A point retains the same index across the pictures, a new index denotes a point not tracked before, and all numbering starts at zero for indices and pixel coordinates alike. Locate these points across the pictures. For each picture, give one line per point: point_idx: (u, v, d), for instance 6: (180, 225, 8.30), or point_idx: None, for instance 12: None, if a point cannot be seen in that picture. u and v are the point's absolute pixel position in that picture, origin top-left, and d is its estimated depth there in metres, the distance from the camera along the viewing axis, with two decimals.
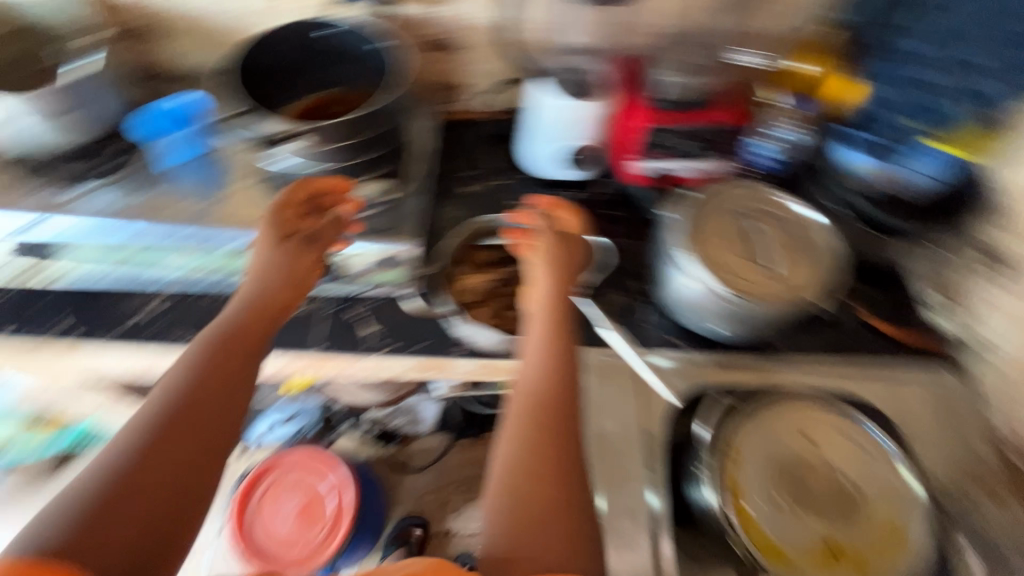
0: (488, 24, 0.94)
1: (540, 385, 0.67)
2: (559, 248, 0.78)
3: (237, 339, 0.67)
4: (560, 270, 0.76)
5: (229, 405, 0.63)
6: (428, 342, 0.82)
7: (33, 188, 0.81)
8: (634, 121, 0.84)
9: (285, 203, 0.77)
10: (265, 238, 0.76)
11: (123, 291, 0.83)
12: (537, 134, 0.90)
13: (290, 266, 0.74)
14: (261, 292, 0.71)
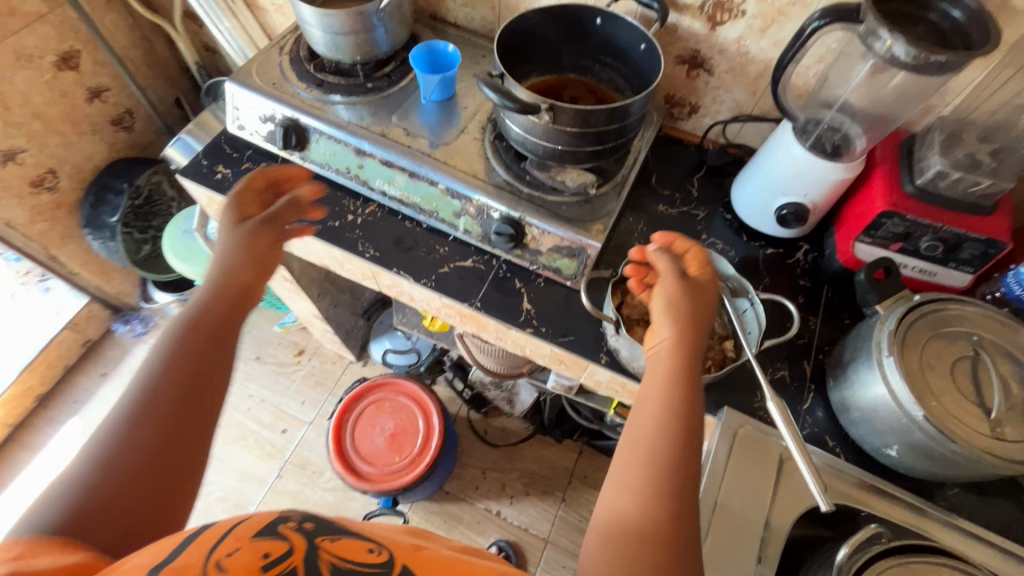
0: (751, 57, 0.85)
1: (657, 467, 0.55)
2: (685, 301, 0.66)
3: (224, 299, 0.66)
4: (688, 326, 0.65)
5: (220, 357, 0.60)
6: (572, 338, 0.83)
7: (305, 88, 0.93)
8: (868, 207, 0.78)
9: (240, 192, 0.76)
10: (229, 226, 0.73)
11: (341, 194, 0.94)
12: (760, 179, 0.87)
13: (256, 247, 0.71)
14: (226, 264, 0.69)
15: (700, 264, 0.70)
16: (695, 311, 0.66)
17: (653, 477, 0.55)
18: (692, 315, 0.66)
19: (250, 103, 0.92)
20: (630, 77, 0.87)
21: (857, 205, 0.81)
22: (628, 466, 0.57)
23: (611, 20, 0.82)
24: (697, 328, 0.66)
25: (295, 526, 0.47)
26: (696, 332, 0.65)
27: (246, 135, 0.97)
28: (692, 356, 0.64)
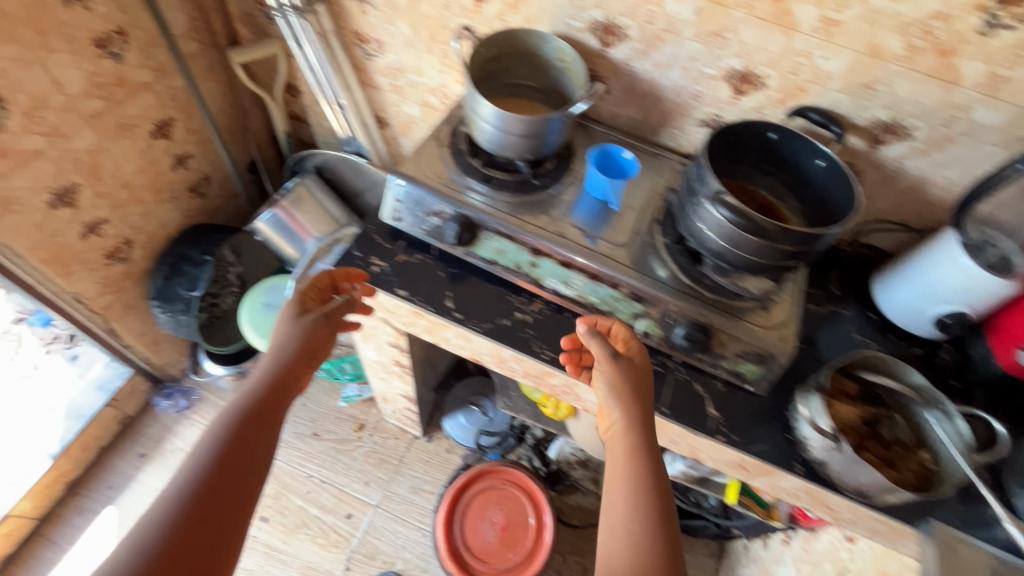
0: (905, 172, 0.92)
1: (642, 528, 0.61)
2: (633, 385, 0.74)
3: (272, 394, 0.69)
4: (637, 406, 0.72)
5: (259, 451, 0.63)
6: (765, 447, 0.83)
7: (472, 183, 0.92)
8: None
9: (302, 291, 0.82)
10: (285, 321, 0.78)
11: (504, 290, 0.93)
12: (921, 286, 0.91)
13: (310, 341, 0.77)
14: (282, 359, 0.73)
15: (624, 339, 0.77)
16: (641, 392, 0.73)
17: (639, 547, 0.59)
18: (637, 395, 0.73)
19: (416, 197, 0.91)
20: (794, 185, 0.92)
21: (1016, 319, 0.85)
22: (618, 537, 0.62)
23: (788, 136, 0.87)
24: (643, 407, 0.72)
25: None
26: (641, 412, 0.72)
27: (402, 226, 0.95)
28: (649, 430, 0.70)
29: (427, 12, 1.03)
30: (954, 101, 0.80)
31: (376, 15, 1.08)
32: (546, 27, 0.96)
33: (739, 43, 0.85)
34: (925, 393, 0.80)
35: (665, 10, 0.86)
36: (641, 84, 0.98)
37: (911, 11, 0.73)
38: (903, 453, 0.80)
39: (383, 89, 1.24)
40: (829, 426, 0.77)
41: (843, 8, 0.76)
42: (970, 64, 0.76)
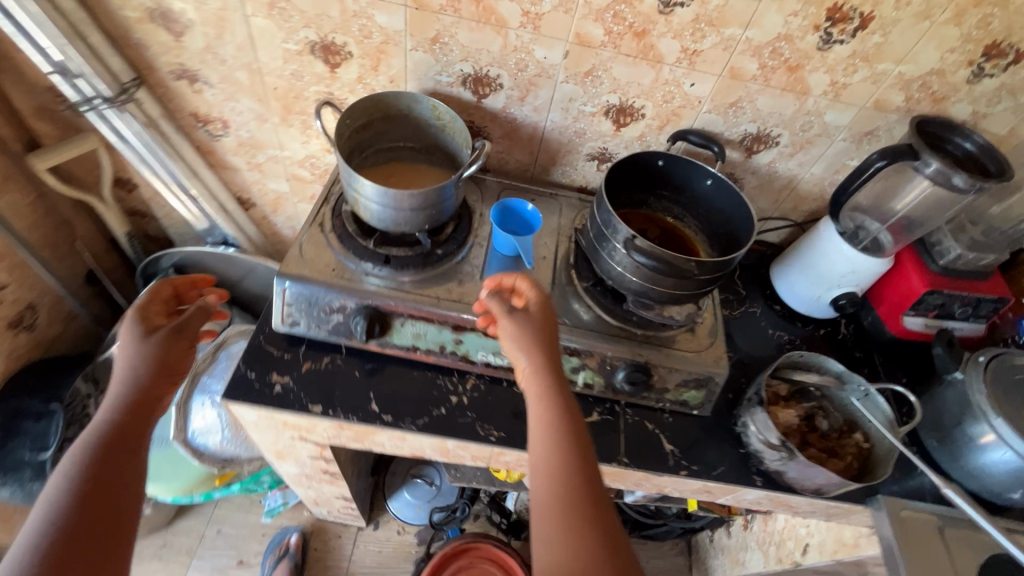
0: (777, 174, 0.98)
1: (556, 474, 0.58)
2: (534, 326, 0.68)
3: (123, 429, 0.56)
4: (537, 349, 0.66)
5: (124, 482, 0.53)
6: (724, 468, 0.83)
7: (371, 267, 0.83)
8: (910, 285, 0.92)
9: (144, 304, 0.68)
10: (129, 337, 0.64)
11: (430, 374, 0.84)
12: (813, 275, 0.98)
13: (167, 361, 0.63)
14: (133, 384, 0.59)
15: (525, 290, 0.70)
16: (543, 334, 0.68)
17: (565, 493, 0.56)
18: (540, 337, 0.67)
19: (310, 297, 0.79)
20: (689, 206, 0.94)
21: (896, 283, 0.95)
22: (543, 482, 0.59)
23: (674, 161, 0.89)
24: (549, 350, 0.67)
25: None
26: (546, 356, 0.66)
27: (298, 330, 0.82)
28: (555, 370, 0.66)
29: (275, 83, 0.91)
30: (807, 109, 0.87)
31: (213, 93, 0.94)
32: (413, 84, 0.89)
33: (613, 80, 0.85)
34: (843, 377, 0.86)
35: (534, 57, 0.83)
36: (523, 129, 0.95)
37: (760, 36, 0.77)
38: (842, 439, 0.84)
39: (239, 168, 1.09)
40: (775, 436, 0.79)
41: (701, 39, 0.78)
42: (815, 75, 0.82)
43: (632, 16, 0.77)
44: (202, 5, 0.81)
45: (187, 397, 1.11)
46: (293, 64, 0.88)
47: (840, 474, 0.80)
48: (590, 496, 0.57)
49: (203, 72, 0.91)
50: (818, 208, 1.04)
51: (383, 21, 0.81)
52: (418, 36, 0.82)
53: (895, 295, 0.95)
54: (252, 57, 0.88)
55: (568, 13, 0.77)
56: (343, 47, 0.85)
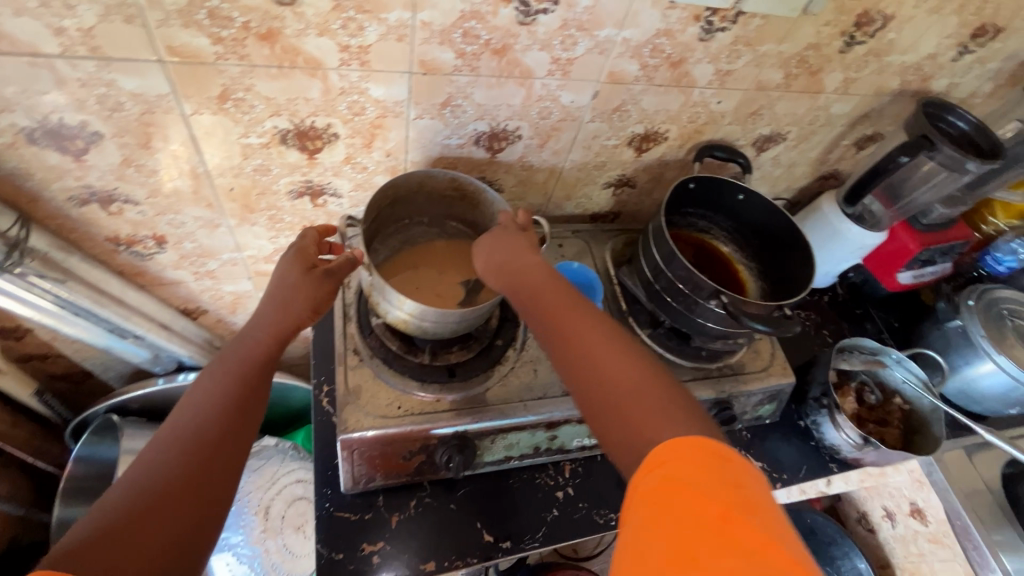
0: (779, 165, 0.99)
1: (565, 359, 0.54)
2: (491, 250, 0.67)
3: (243, 386, 0.57)
4: (510, 264, 0.65)
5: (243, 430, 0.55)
6: (805, 467, 0.89)
7: (438, 388, 0.71)
8: (896, 241, 1.01)
9: (299, 242, 0.66)
10: (284, 274, 0.63)
11: (526, 476, 0.77)
12: (821, 256, 1.03)
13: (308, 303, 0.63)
14: (262, 331, 0.60)
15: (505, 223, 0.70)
16: (507, 252, 0.66)
17: (590, 371, 0.52)
18: (508, 259, 0.65)
19: (386, 449, 0.67)
20: (717, 218, 0.93)
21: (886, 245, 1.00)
22: (565, 353, 0.54)
23: (705, 182, 0.85)
24: (527, 255, 0.65)
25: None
26: (524, 262, 0.64)
27: (373, 485, 0.70)
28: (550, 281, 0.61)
29: (231, 183, 0.69)
30: (818, 105, 0.86)
31: (141, 210, 0.69)
32: (415, 154, 0.73)
33: (642, 111, 0.77)
34: (878, 354, 0.94)
35: (559, 103, 0.72)
36: (537, 174, 0.84)
37: (792, 48, 0.73)
38: (890, 406, 0.93)
39: (182, 281, 0.85)
40: (857, 433, 0.84)
41: (736, 59, 0.73)
42: (832, 75, 0.81)
43: (671, 47, 0.68)
44: (116, 112, 0.57)
45: (203, 559, 0.92)
46: (256, 159, 0.67)
47: (901, 444, 0.88)
48: (625, 351, 0.53)
49: (123, 189, 0.66)
50: (807, 185, 1.07)
51: (380, 94, 0.63)
52: (425, 103, 0.66)
53: (884, 252, 1.03)
54: (196, 161, 0.65)
55: (603, 53, 0.66)
56: (327, 130, 0.66)
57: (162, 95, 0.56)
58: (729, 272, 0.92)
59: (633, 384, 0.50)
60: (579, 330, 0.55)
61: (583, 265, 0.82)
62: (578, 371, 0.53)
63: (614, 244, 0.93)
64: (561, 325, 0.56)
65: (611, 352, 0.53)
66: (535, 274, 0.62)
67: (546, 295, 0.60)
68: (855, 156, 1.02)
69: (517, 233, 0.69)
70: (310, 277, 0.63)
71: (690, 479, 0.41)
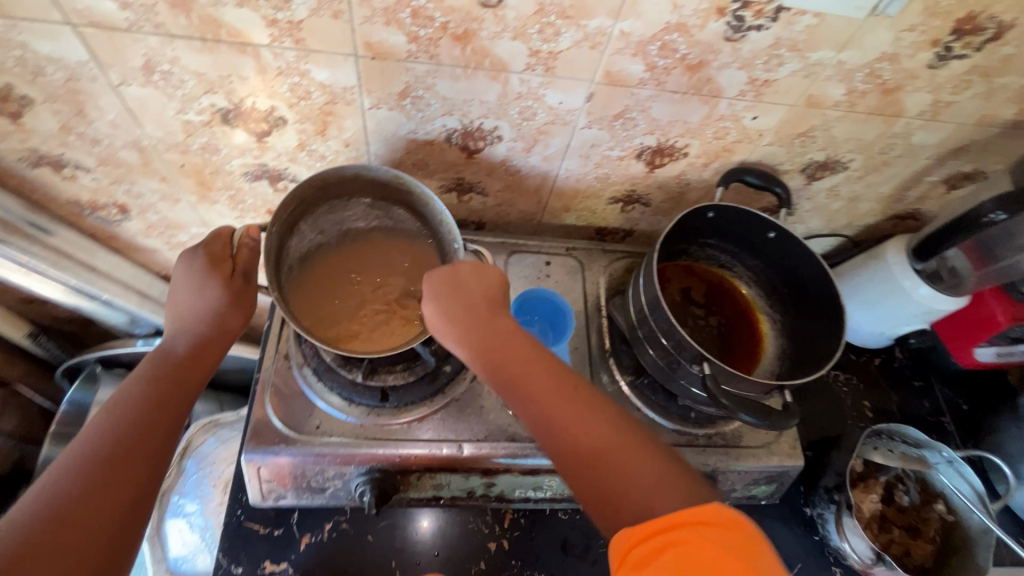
0: (838, 197, 0.81)
1: (552, 437, 0.51)
2: (449, 296, 0.59)
3: (169, 386, 0.57)
4: (477, 317, 0.58)
5: (167, 423, 0.55)
6: (800, 565, 0.74)
7: (367, 411, 0.64)
8: (975, 310, 0.80)
9: (206, 244, 0.62)
10: (201, 289, 0.61)
11: (460, 518, 0.70)
12: (879, 313, 0.84)
13: (229, 317, 0.62)
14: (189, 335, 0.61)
15: (453, 269, 0.60)
16: (469, 301, 0.58)
17: (582, 447, 0.50)
18: (470, 311, 0.58)
19: (297, 470, 0.62)
20: (740, 254, 0.77)
21: (966, 314, 0.81)
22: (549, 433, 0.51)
23: (727, 213, 0.70)
24: (488, 315, 0.58)
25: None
26: (489, 325, 0.58)
27: (285, 501, 0.65)
28: (516, 349, 0.56)
29: (180, 160, 0.65)
30: (894, 131, 0.67)
31: (94, 177, 0.67)
32: (377, 146, 0.64)
33: (653, 121, 0.63)
34: (924, 449, 0.76)
35: (545, 103, 0.60)
36: (527, 180, 0.73)
37: (858, 58, 0.56)
38: (926, 512, 0.75)
39: (156, 249, 0.83)
40: (868, 547, 0.69)
41: (777, 67, 0.57)
42: (915, 96, 0.62)
43: (687, 46, 0.54)
44: (39, 76, 0.53)
45: (160, 521, 0.93)
46: (201, 136, 0.61)
47: (928, 562, 0.72)
48: (611, 428, 0.50)
49: (71, 155, 0.63)
50: (876, 223, 0.87)
51: (324, 77, 0.55)
52: (379, 92, 0.57)
53: (960, 322, 0.82)
54: (138, 133, 0.60)
55: (596, 48, 0.54)
56: (271, 112, 0.59)
57: (82, 62, 0.52)
58: (734, 320, 0.77)
59: (625, 459, 0.48)
60: (562, 407, 0.52)
61: (554, 291, 0.73)
62: (565, 451, 0.50)
63: (613, 268, 0.81)
64: (538, 398, 0.53)
65: (599, 428, 0.50)
66: (505, 337, 0.57)
67: (519, 364, 0.55)
68: (944, 196, 0.81)
69: (476, 270, 0.60)
70: (234, 289, 0.62)
71: (688, 539, 0.42)
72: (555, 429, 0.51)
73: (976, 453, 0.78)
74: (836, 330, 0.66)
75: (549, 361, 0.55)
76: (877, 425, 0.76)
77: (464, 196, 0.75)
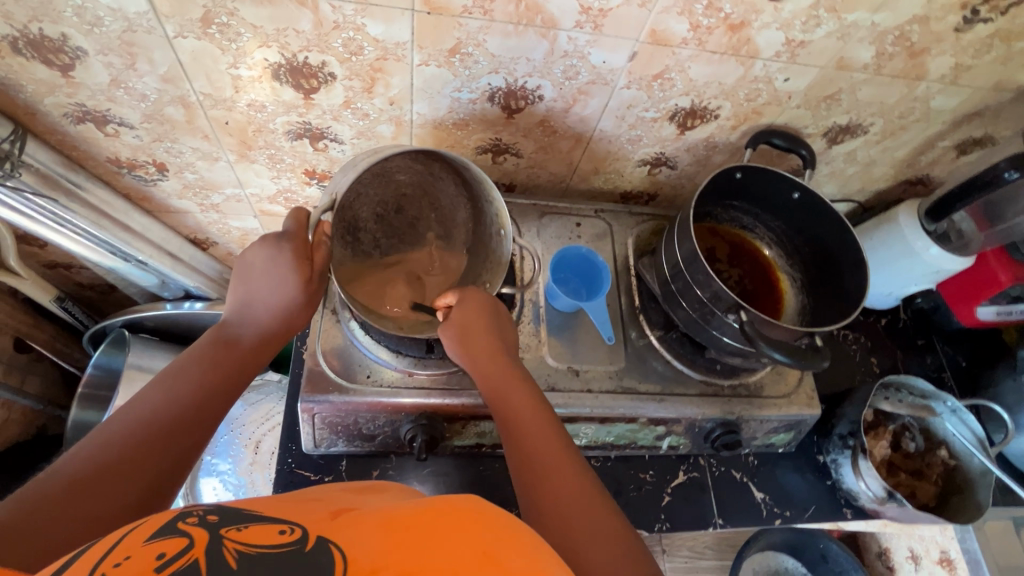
0: (854, 164, 0.84)
1: (528, 479, 0.49)
2: (475, 332, 0.60)
3: (225, 375, 0.55)
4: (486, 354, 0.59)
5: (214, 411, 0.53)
6: (814, 508, 0.80)
7: (414, 362, 0.66)
8: (979, 268, 0.84)
9: (289, 238, 0.58)
10: (283, 286, 0.59)
11: (499, 465, 0.74)
12: (890, 276, 0.89)
13: (295, 313, 0.61)
14: (254, 328, 0.60)
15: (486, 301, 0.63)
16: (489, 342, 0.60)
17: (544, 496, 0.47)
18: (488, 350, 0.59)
19: (349, 417, 0.65)
20: (762, 215, 0.80)
21: (971, 273, 0.85)
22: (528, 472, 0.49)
23: (755, 172, 0.72)
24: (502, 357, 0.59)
25: (198, 520, 0.36)
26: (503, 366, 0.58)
27: (336, 449, 0.69)
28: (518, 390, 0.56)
29: (225, 117, 0.65)
30: (914, 96, 0.71)
31: (137, 134, 0.67)
32: (421, 105, 0.66)
33: (691, 82, 0.65)
34: (929, 398, 0.81)
35: (589, 62, 0.62)
36: (561, 141, 0.74)
37: (889, 19, 0.59)
38: (931, 458, 0.81)
39: (188, 211, 0.84)
40: (881, 486, 0.75)
41: (813, 28, 0.59)
42: (939, 59, 0.65)
43: (731, 5, 0.56)
44: (95, 26, 0.53)
45: (193, 481, 0.95)
46: (249, 93, 0.62)
47: (932, 502, 0.78)
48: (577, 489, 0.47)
49: (117, 111, 0.63)
50: (887, 187, 0.91)
51: (379, 32, 0.56)
52: (430, 48, 0.58)
53: (966, 280, 0.86)
54: (186, 89, 0.61)
55: (644, 6, 0.55)
56: (322, 68, 0.60)
57: (141, 13, 0.52)
58: (757, 279, 0.81)
59: (589, 522, 0.44)
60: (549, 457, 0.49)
61: (591, 251, 0.77)
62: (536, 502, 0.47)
63: (640, 230, 0.84)
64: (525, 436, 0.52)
65: (575, 489, 0.47)
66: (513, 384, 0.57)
67: (517, 408, 0.54)
68: (954, 161, 0.85)
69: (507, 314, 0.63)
70: (310, 291, 0.60)
71: None
72: (534, 474, 0.49)
73: (978, 401, 0.83)
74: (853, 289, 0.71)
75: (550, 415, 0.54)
76: (890, 376, 0.81)
77: (499, 158, 0.77)
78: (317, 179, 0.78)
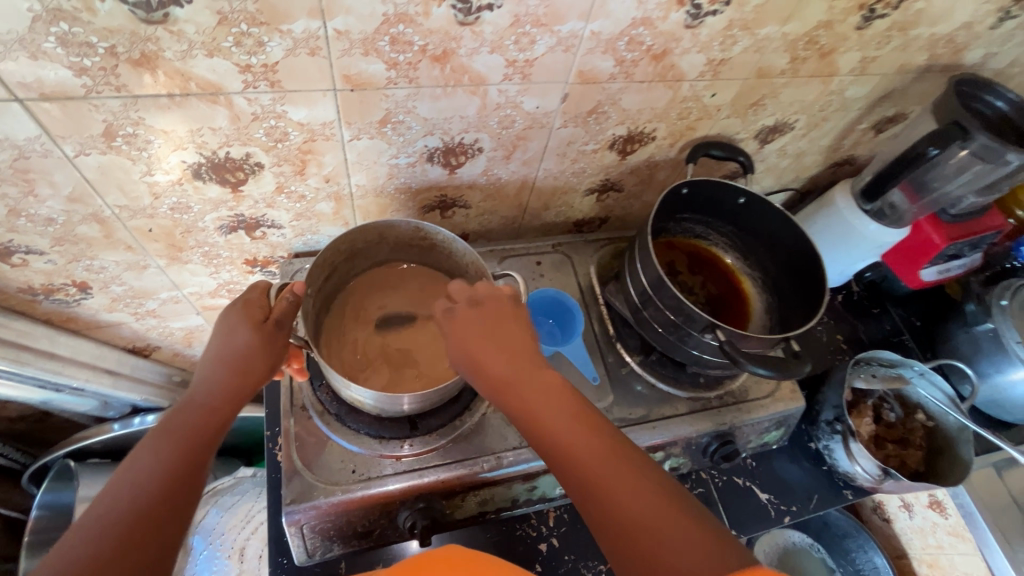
0: (786, 158, 0.88)
1: (578, 477, 0.45)
2: (476, 345, 0.53)
3: (190, 443, 0.47)
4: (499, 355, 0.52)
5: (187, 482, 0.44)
6: (817, 496, 0.80)
7: (399, 444, 0.63)
8: (916, 235, 0.88)
9: (243, 300, 0.53)
10: (228, 333, 0.52)
11: (506, 528, 0.70)
12: (840, 257, 0.92)
13: (263, 362, 0.52)
14: (217, 389, 0.50)
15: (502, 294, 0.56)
16: (494, 341, 0.53)
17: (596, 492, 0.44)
18: (504, 363, 0.52)
19: (339, 519, 0.61)
20: (712, 222, 0.82)
21: (908, 239, 0.89)
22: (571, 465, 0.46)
23: (700, 186, 0.74)
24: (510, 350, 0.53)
25: None
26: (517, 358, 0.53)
27: (331, 553, 0.64)
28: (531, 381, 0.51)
29: (148, 225, 0.60)
30: (830, 90, 0.74)
31: (49, 259, 0.61)
32: (358, 177, 0.63)
33: (624, 112, 0.66)
34: (899, 367, 0.84)
35: (523, 109, 0.61)
36: (507, 186, 0.73)
37: (799, 28, 0.62)
38: (911, 423, 0.84)
39: (122, 322, 0.77)
40: (874, 465, 0.77)
41: (731, 46, 0.61)
42: (847, 56, 0.68)
43: (652, 38, 0.57)
44: None
45: None
46: (169, 197, 0.57)
47: (922, 466, 0.81)
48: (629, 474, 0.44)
49: (21, 240, 0.57)
50: (819, 172, 0.95)
51: (302, 116, 0.53)
52: (359, 122, 0.56)
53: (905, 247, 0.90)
54: (98, 205, 0.56)
55: (569, 50, 0.55)
56: (246, 160, 0.56)
57: (32, 138, 0.47)
58: (721, 285, 0.82)
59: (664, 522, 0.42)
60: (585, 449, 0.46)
61: (558, 291, 0.76)
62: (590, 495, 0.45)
63: (600, 256, 0.84)
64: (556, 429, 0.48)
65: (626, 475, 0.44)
66: (531, 378, 0.51)
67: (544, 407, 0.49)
68: (874, 139, 0.89)
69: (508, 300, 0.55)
70: (265, 337, 0.52)
71: None
72: (588, 483, 0.45)
73: (941, 362, 0.87)
74: (813, 276, 0.73)
75: (591, 418, 0.49)
76: (862, 354, 0.84)
77: (448, 213, 0.75)
78: (260, 266, 0.74)
